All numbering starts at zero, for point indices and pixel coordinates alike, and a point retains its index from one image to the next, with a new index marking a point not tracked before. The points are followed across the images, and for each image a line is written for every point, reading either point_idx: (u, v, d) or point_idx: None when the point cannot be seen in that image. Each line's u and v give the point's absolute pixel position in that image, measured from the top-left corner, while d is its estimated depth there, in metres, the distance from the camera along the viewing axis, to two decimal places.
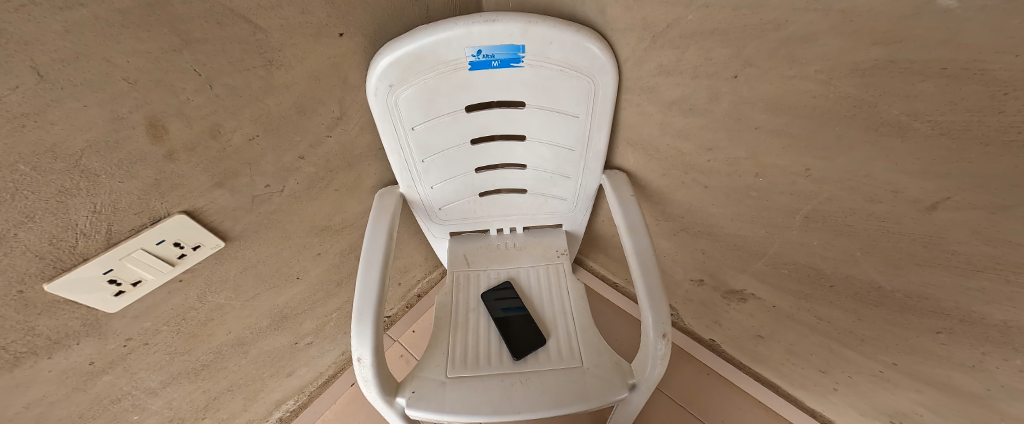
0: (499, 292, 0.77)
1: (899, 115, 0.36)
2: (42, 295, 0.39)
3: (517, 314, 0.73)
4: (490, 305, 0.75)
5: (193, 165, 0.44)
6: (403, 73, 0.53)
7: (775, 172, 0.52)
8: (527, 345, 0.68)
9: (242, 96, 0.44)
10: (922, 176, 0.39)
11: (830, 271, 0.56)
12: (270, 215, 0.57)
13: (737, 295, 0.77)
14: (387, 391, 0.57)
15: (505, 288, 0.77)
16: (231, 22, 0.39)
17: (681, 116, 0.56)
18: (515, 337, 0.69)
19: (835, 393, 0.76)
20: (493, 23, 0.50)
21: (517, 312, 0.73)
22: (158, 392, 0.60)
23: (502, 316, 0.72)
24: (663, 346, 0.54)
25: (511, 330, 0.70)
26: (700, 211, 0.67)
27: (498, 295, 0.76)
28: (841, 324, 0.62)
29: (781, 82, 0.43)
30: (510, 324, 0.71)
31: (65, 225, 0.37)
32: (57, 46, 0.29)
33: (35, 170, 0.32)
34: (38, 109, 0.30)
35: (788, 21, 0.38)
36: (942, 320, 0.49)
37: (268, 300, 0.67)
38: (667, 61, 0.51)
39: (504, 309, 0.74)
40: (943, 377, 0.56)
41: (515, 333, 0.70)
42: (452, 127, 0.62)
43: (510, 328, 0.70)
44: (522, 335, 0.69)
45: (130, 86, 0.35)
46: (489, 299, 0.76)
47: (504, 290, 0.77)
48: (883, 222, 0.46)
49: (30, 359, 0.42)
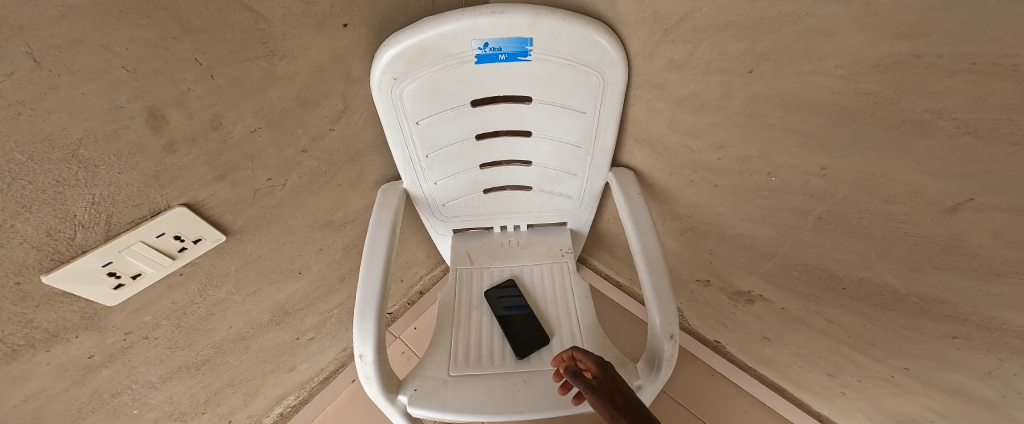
0: (501, 290, 0.76)
1: (922, 113, 0.35)
2: (40, 287, 0.38)
3: (520, 313, 0.71)
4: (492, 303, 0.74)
5: (193, 157, 0.43)
6: (408, 66, 0.52)
7: (788, 171, 0.50)
8: (530, 344, 0.67)
9: (243, 87, 0.43)
10: (944, 176, 0.38)
11: (842, 273, 0.55)
12: (272, 209, 0.56)
13: (744, 297, 0.76)
14: (389, 388, 0.56)
15: (508, 286, 0.76)
16: (233, 10, 0.38)
17: (691, 113, 0.55)
18: (518, 336, 0.68)
19: (842, 397, 0.75)
20: (499, 15, 0.49)
21: (519, 311, 0.72)
22: (158, 386, 0.60)
23: (504, 314, 0.71)
24: (670, 347, 0.53)
25: (513, 329, 0.69)
26: (708, 210, 0.66)
27: (501, 293, 0.75)
28: (852, 328, 0.61)
29: (798, 77, 0.41)
30: (513, 323, 0.70)
31: (63, 216, 0.36)
32: (53, 31, 0.28)
33: (31, 159, 0.31)
34: (35, 97, 0.29)
35: (807, 14, 0.37)
36: (958, 325, 0.48)
37: (269, 295, 0.66)
38: (678, 56, 0.50)
39: (507, 307, 0.73)
40: (956, 383, 0.54)
41: (517, 331, 0.69)
42: (457, 122, 0.61)
43: (512, 327, 0.69)
44: (524, 334, 0.68)
45: (130, 75, 0.34)
46: (492, 297, 0.75)
47: (507, 288, 0.76)
48: (901, 224, 0.44)
49: (28, 352, 0.42)
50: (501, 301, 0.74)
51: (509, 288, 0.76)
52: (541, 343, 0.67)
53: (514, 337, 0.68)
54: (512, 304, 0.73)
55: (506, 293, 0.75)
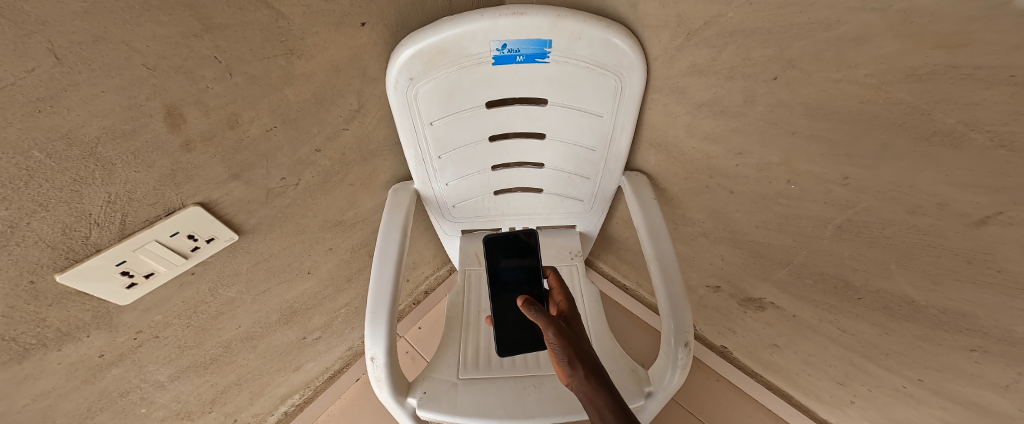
0: (509, 242, 0.64)
1: (955, 124, 0.34)
2: (53, 286, 0.38)
3: (524, 286, 0.64)
4: (492, 261, 0.64)
5: (209, 156, 0.42)
6: (424, 66, 0.51)
7: (809, 179, 0.50)
8: (512, 321, 0.63)
9: (261, 85, 0.42)
10: (974, 189, 0.37)
11: (859, 282, 0.55)
12: (284, 208, 0.56)
13: (755, 304, 0.75)
14: (399, 391, 0.55)
15: (519, 235, 0.64)
16: (254, 8, 0.37)
17: (711, 118, 0.55)
18: (508, 312, 0.63)
19: (851, 406, 0.74)
20: (519, 16, 0.48)
21: (526, 282, 0.64)
22: (167, 385, 0.59)
23: (500, 287, 0.64)
24: (684, 354, 0.52)
25: (502, 303, 0.63)
26: (723, 216, 0.66)
27: (506, 248, 0.64)
28: (866, 338, 0.60)
29: (826, 85, 0.41)
30: (506, 294, 0.63)
31: (79, 215, 0.35)
32: (76, 27, 0.27)
33: (49, 156, 0.31)
34: (54, 94, 0.29)
35: (839, 21, 0.36)
36: (978, 338, 0.47)
37: (279, 294, 0.66)
38: (700, 60, 0.49)
39: (499, 286, 0.64)
40: (972, 396, 0.54)
41: (512, 304, 0.63)
42: (471, 123, 0.60)
43: (501, 299, 0.63)
44: (517, 313, 0.63)
45: (149, 72, 0.33)
46: (496, 256, 0.64)
47: (514, 241, 0.64)
48: (925, 236, 0.44)
49: (40, 351, 0.41)
50: (506, 267, 0.64)
51: (522, 243, 0.64)
52: (519, 340, 0.63)
53: (503, 309, 0.63)
54: (520, 271, 0.64)
55: (518, 254, 0.64)
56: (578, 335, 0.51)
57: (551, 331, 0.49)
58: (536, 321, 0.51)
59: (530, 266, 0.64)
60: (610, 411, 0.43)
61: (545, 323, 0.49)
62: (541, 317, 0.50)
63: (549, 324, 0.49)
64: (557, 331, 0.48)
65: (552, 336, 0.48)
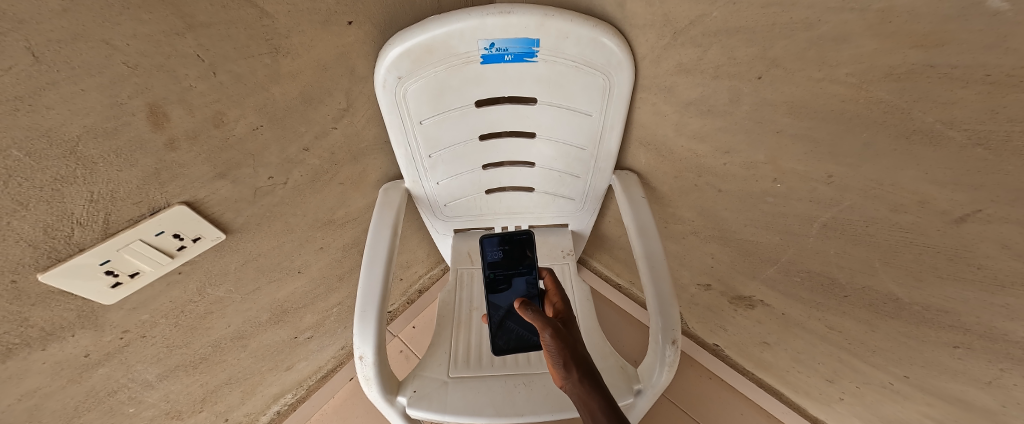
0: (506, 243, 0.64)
1: (934, 123, 0.35)
2: (36, 285, 0.38)
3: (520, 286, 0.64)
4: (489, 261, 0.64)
5: (194, 155, 0.42)
6: (413, 65, 0.51)
7: (794, 178, 0.50)
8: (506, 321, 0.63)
9: (246, 84, 0.42)
10: (954, 187, 0.37)
11: (846, 280, 0.55)
12: (273, 207, 0.55)
13: (745, 301, 0.75)
14: (389, 390, 0.55)
15: (520, 242, 0.64)
16: (237, 6, 0.37)
17: (698, 117, 0.55)
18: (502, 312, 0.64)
19: (840, 403, 0.75)
20: (507, 15, 0.48)
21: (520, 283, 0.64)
22: (155, 384, 0.59)
23: (495, 287, 0.64)
24: (672, 352, 0.52)
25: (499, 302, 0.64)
26: (712, 214, 0.66)
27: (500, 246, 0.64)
28: (853, 335, 0.61)
29: (809, 84, 0.41)
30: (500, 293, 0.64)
31: (60, 214, 0.35)
32: (54, 25, 0.27)
33: (29, 155, 0.31)
34: (33, 92, 0.29)
35: (820, 20, 0.36)
36: (962, 334, 0.48)
37: (269, 293, 0.66)
38: (687, 60, 0.49)
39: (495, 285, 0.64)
40: (957, 392, 0.54)
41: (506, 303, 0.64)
42: (462, 122, 0.60)
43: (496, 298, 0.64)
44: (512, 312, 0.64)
45: (130, 70, 0.33)
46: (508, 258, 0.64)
47: (513, 242, 0.64)
48: (907, 233, 0.44)
49: (24, 350, 0.41)
50: (500, 265, 0.64)
51: (520, 245, 0.65)
52: (513, 340, 0.63)
53: (497, 307, 0.64)
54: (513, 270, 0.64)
55: (513, 254, 0.64)
56: (574, 337, 0.51)
57: (548, 332, 0.48)
58: (533, 323, 0.50)
59: (524, 265, 0.64)
60: (603, 413, 0.43)
61: (542, 325, 0.49)
62: (538, 319, 0.50)
63: (546, 326, 0.49)
64: (554, 333, 0.48)
65: (549, 337, 0.48)
